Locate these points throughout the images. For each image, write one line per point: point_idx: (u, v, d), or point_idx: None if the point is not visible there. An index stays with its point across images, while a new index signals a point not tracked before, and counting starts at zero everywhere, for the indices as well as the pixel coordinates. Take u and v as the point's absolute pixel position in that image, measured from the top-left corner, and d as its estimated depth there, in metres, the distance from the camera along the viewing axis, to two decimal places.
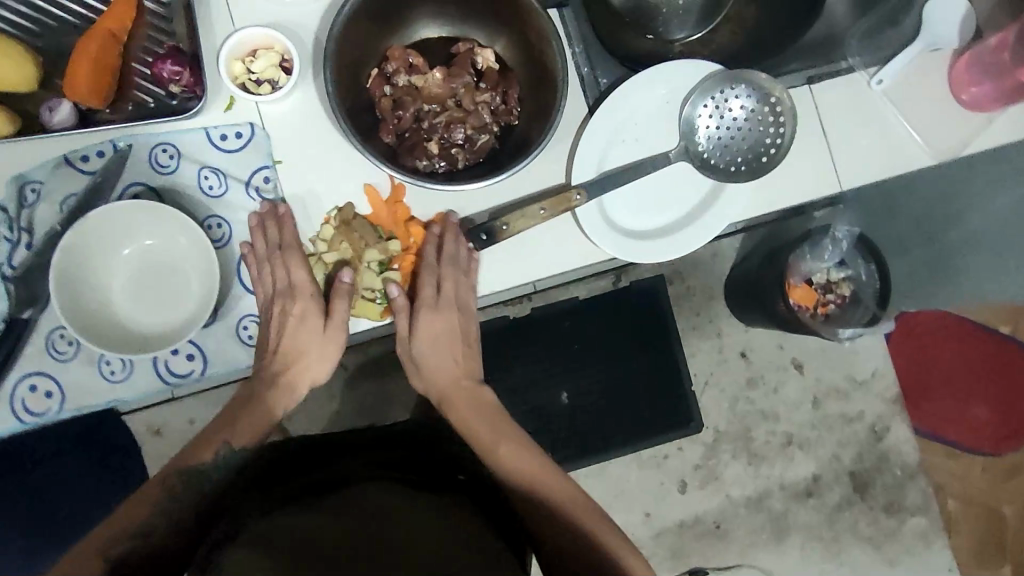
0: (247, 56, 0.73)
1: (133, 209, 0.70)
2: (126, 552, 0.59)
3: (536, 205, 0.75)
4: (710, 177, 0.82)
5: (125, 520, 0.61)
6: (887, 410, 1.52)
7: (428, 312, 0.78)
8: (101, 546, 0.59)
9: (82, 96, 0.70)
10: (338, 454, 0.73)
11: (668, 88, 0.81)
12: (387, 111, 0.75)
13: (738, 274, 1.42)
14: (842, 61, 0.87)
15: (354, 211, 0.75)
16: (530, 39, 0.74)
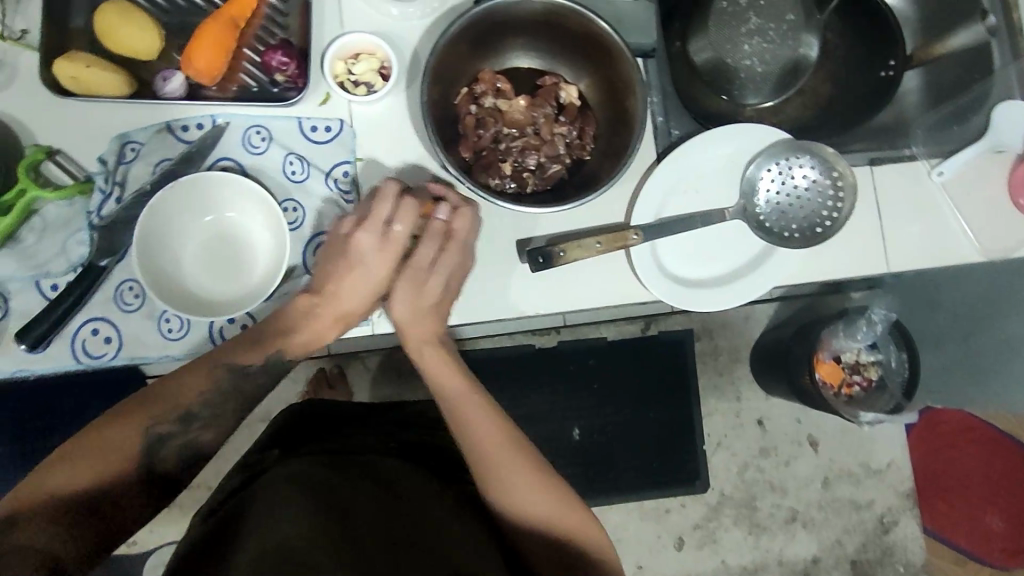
0: (349, 58, 0.78)
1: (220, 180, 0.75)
2: (172, 433, 0.64)
3: (593, 238, 0.78)
4: (764, 239, 0.84)
5: (160, 412, 0.64)
6: (898, 503, 1.50)
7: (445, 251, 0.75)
8: (98, 453, 0.60)
9: (195, 71, 0.75)
10: (338, 442, 0.81)
11: (735, 148, 0.85)
12: (469, 128, 0.79)
13: (767, 342, 1.44)
14: (905, 148, 0.90)
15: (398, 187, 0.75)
16: (614, 83, 0.78)
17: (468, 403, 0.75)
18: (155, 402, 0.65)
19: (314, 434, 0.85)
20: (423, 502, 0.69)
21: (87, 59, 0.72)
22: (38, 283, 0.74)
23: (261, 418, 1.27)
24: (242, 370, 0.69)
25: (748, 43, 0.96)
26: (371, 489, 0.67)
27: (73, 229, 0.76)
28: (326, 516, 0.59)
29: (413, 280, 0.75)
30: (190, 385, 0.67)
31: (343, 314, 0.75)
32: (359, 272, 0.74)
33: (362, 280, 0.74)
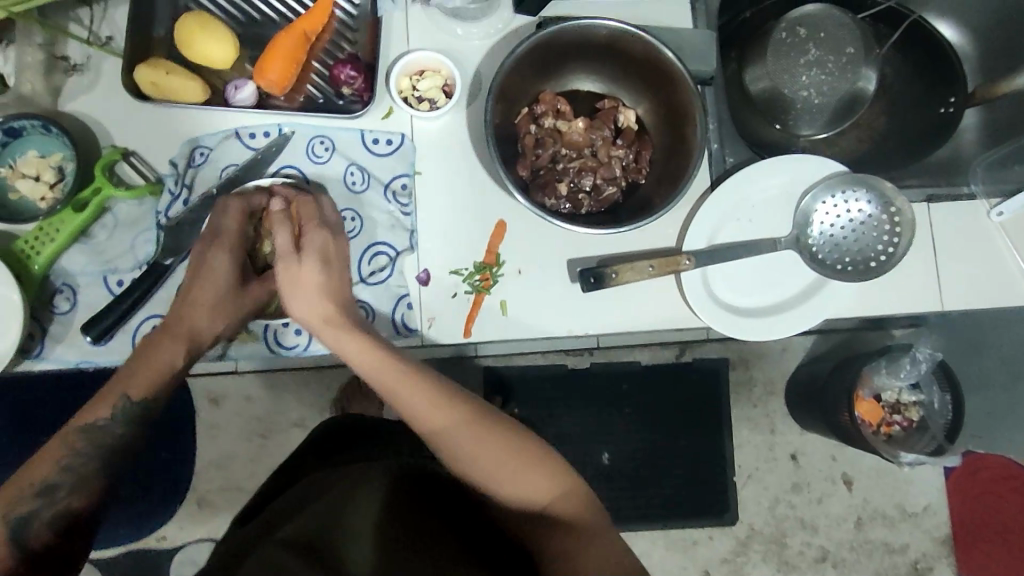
0: (414, 74, 0.81)
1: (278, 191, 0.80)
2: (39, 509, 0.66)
3: (646, 261, 0.78)
4: (817, 271, 0.83)
5: (21, 490, 0.66)
6: (933, 549, 1.46)
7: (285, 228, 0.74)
8: None
9: (267, 82, 0.78)
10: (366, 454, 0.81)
11: (790, 178, 0.85)
12: (528, 147, 0.80)
13: (805, 376, 1.41)
14: (964, 186, 0.89)
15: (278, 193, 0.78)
16: (674, 109, 0.79)
17: (417, 399, 0.68)
18: (15, 483, 0.67)
19: (352, 442, 0.88)
20: (423, 493, 0.68)
21: (166, 66, 0.75)
22: (106, 278, 0.77)
23: (294, 423, 1.28)
24: (93, 425, 0.70)
25: (806, 74, 0.94)
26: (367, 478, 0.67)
27: (142, 228, 0.79)
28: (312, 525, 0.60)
29: (287, 289, 0.73)
30: (38, 463, 0.68)
31: (196, 338, 0.75)
32: (201, 289, 0.74)
33: (202, 298, 0.74)
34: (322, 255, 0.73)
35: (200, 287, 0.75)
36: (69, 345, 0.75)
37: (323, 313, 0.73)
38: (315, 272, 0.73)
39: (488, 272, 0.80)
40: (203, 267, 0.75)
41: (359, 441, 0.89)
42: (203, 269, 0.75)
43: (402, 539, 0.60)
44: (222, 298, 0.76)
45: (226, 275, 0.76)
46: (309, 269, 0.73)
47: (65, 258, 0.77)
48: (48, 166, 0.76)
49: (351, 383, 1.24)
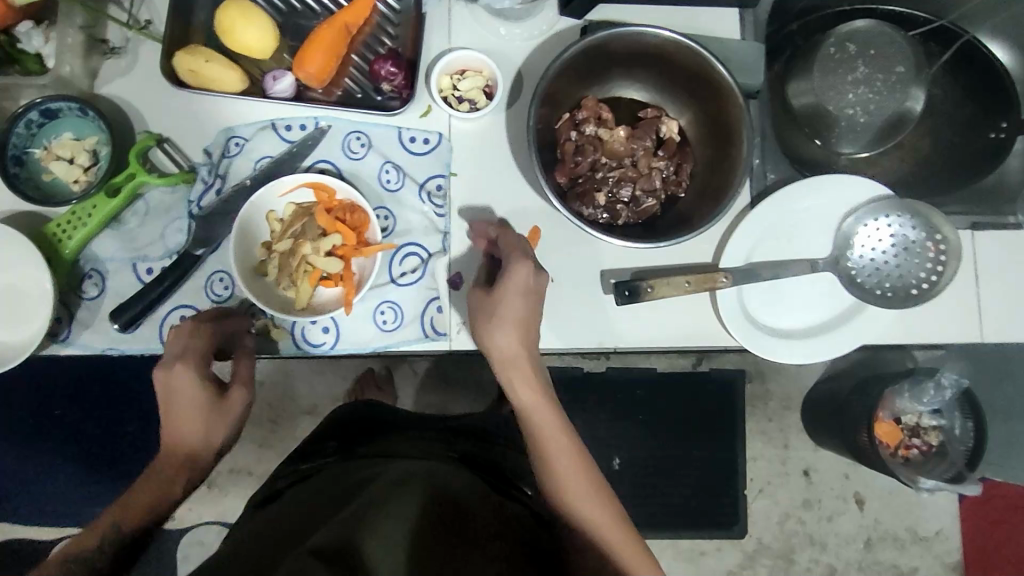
0: (455, 74, 0.79)
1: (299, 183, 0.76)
2: None
3: (683, 277, 0.77)
4: (855, 295, 0.81)
5: None
6: (943, 574, 1.44)
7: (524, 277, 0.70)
8: None
9: (306, 73, 0.76)
10: (392, 452, 0.79)
11: (832, 198, 0.83)
12: (567, 154, 0.79)
13: (824, 392, 1.38)
14: (1010, 215, 0.86)
15: (328, 192, 0.76)
16: (720, 122, 0.77)
17: (552, 428, 0.70)
18: None
19: (372, 436, 0.87)
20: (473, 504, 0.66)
21: (205, 53, 0.74)
22: (135, 266, 0.76)
23: (306, 412, 1.28)
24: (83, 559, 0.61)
25: (852, 93, 0.90)
26: (402, 487, 0.64)
27: (173, 216, 0.78)
28: (342, 530, 0.57)
29: (488, 316, 0.70)
30: None
31: (186, 459, 0.69)
32: (174, 414, 0.68)
33: (181, 418, 0.68)
34: (529, 293, 0.70)
35: (171, 411, 0.68)
36: (96, 330, 0.75)
37: (518, 347, 0.71)
38: (523, 309, 0.70)
39: None
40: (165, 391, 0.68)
41: (376, 434, 0.87)
42: (168, 394, 0.68)
43: (436, 554, 0.56)
44: (208, 417, 0.69)
45: (191, 391, 0.68)
46: (524, 310, 0.70)
47: (95, 243, 0.76)
48: (82, 149, 0.75)
49: (365, 375, 1.24)
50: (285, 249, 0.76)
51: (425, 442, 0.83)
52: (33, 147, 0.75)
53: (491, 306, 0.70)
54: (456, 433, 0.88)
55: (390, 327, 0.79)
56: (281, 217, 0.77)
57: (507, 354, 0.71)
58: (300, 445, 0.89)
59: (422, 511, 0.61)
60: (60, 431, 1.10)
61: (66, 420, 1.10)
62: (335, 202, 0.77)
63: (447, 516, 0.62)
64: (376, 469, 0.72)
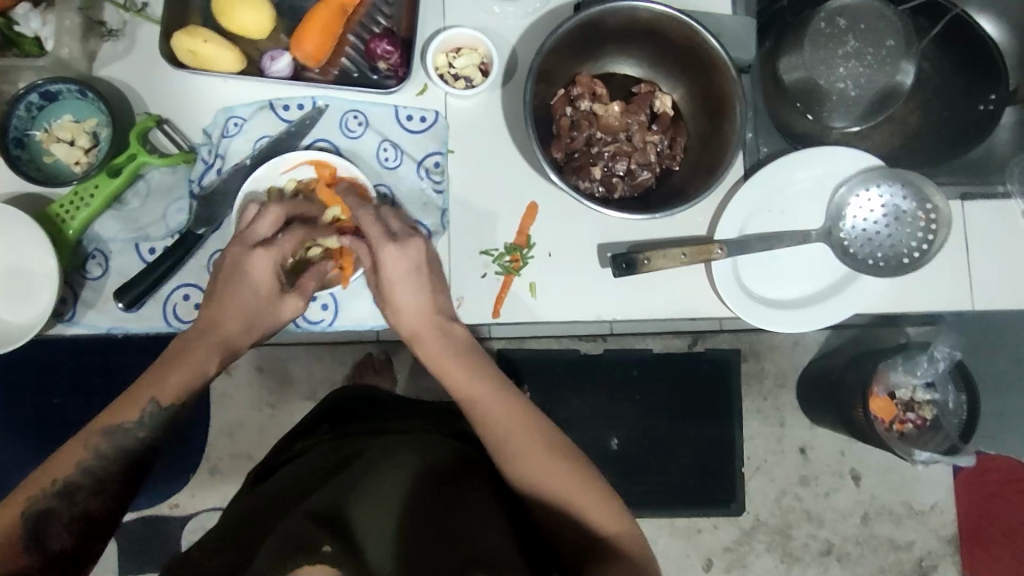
0: (451, 51, 0.80)
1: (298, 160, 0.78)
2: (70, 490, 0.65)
3: (679, 249, 0.78)
4: (849, 265, 0.83)
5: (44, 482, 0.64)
6: (939, 547, 1.46)
7: (393, 249, 0.73)
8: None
9: (303, 54, 0.77)
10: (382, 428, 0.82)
11: (825, 170, 0.84)
12: (563, 129, 0.80)
13: (816, 371, 1.41)
14: (999, 185, 0.88)
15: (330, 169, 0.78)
16: (712, 95, 0.78)
17: (499, 424, 0.71)
18: (33, 480, 0.64)
19: (364, 414, 0.88)
20: (454, 485, 0.69)
21: (204, 33, 0.74)
22: (138, 246, 0.77)
23: (307, 397, 1.29)
24: (119, 428, 0.67)
25: (843, 66, 0.91)
26: (389, 464, 0.68)
27: (175, 197, 0.79)
28: (332, 497, 0.61)
29: (382, 293, 0.75)
30: (60, 458, 0.65)
31: (229, 339, 0.73)
32: (240, 286, 0.72)
33: (243, 295, 0.73)
34: (405, 274, 0.74)
35: (229, 290, 0.72)
36: (101, 310, 0.76)
37: (419, 314, 0.75)
38: (409, 281, 0.74)
39: (518, 253, 0.79)
40: (240, 264, 0.73)
41: (369, 412, 0.89)
42: (240, 269, 0.73)
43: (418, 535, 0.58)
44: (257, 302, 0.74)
45: (265, 268, 0.73)
46: (409, 292, 0.74)
47: (98, 224, 0.77)
48: (82, 131, 0.76)
49: (364, 359, 1.25)
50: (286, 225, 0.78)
51: (416, 420, 0.85)
52: (33, 129, 0.75)
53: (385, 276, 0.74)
54: (445, 412, 0.91)
55: None
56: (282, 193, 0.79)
57: (413, 326, 0.75)
58: (298, 425, 0.91)
59: (409, 487, 0.65)
60: (63, 418, 1.10)
61: (69, 407, 1.10)
62: (336, 178, 0.78)
63: (433, 494, 0.66)
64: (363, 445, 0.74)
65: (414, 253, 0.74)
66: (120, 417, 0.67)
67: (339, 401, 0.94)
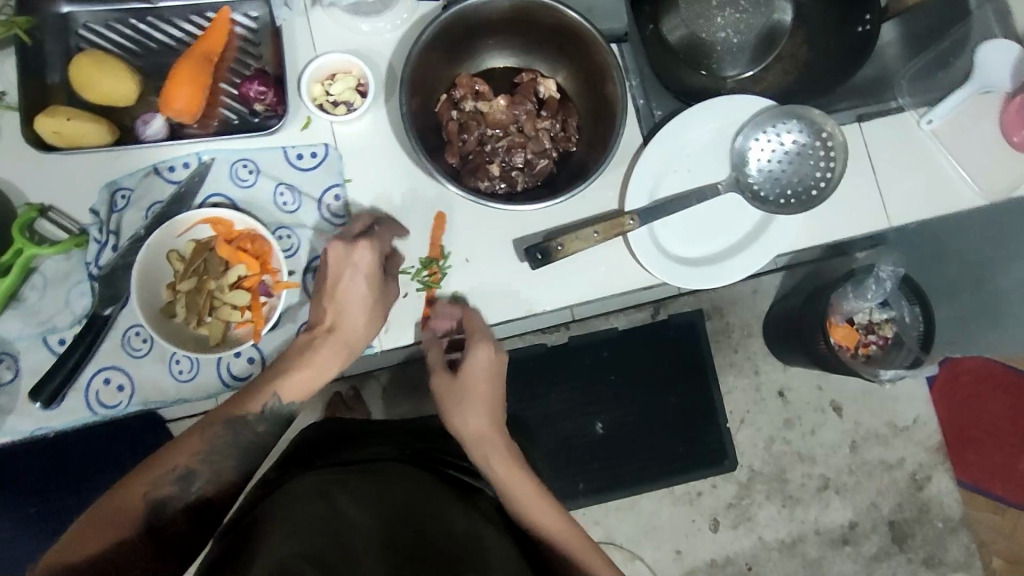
0: (326, 79, 0.79)
1: (191, 222, 0.75)
2: (194, 472, 0.66)
3: (590, 228, 0.78)
4: (760, 209, 0.84)
5: (164, 468, 0.65)
6: (929, 459, 1.45)
7: (484, 350, 0.76)
8: (108, 532, 0.60)
9: (175, 111, 0.75)
10: (352, 459, 0.79)
11: (722, 121, 0.84)
12: (452, 134, 0.80)
13: (777, 313, 1.39)
14: (892, 101, 0.89)
15: (226, 223, 0.76)
16: (590, 70, 0.78)
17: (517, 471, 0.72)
18: (151, 469, 0.65)
19: (330, 451, 0.84)
20: (435, 513, 0.67)
21: (65, 111, 0.73)
22: (46, 340, 0.75)
23: (276, 453, 1.24)
24: (240, 417, 0.69)
25: (721, 16, 1.00)
26: (365, 501, 0.65)
27: (73, 282, 0.76)
28: (314, 540, 0.58)
29: (455, 401, 0.75)
30: (182, 446, 0.67)
31: (346, 342, 0.74)
32: (351, 285, 0.74)
33: (348, 301, 0.74)
34: (492, 377, 0.77)
35: (338, 293, 0.74)
36: (19, 413, 0.74)
37: (491, 424, 0.75)
38: (490, 391, 0.76)
39: (435, 266, 0.78)
40: (348, 263, 0.74)
41: (335, 446, 0.86)
42: (346, 267, 0.74)
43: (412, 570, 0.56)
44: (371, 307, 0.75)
45: (371, 267, 0.74)
46: (483, 395, 0.76)
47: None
48: None
49: (334, 399, 1.21)
50: (190, 288, 0.75)
51: (380, 449, 0.82)
52: None
53: (463, 383, 0.75)
54: (415, 435, 0.89)
55: None
56: (183, 255, 0.77)
57: (481, 433, 0.75)
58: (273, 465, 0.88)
59: (384, 511, 0.64)
60: (11, 530, 1.04)
61: (16, 517, 1.04)
62: (234, 232, 0.76)
63: (416, 522, 0.64)
64: (333, 476, 0.71)
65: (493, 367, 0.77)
66: (244, 409, 0.70)
67: (306, 439, 0.90)
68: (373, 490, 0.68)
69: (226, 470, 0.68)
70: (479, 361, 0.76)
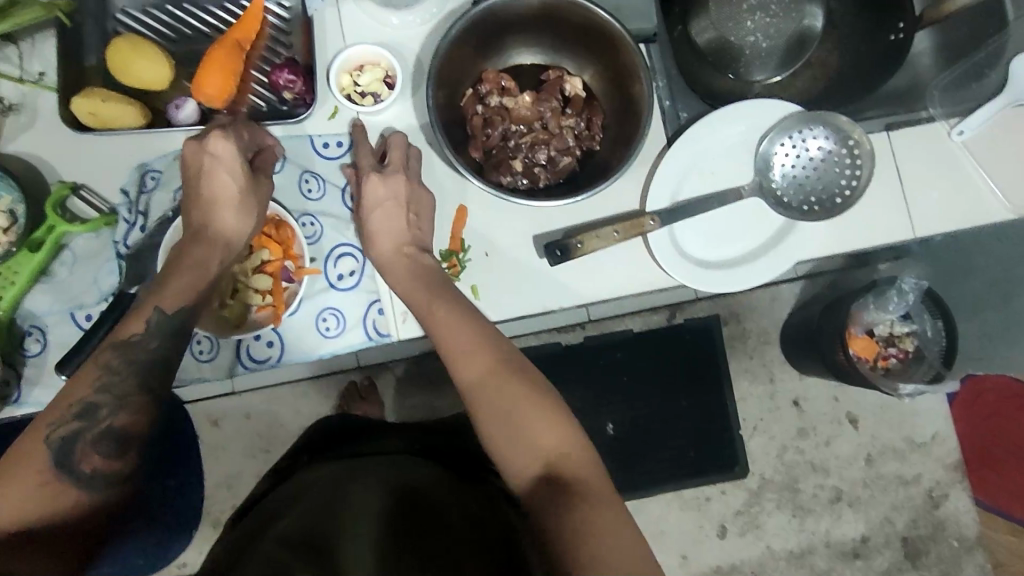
0: (354, 70, 0.79)
1: None
2: (101, 404, 0.61)
3: (610, 227, 0.78)
4: (784, 215, 0.83)
5: (62, 408, 0.60)
6: (946, 476, 1.43)
7: (375, 176, 0.76)
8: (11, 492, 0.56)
9: (207, 96, 0.77)
10: (369, 448, 0.81)
11: (747, 125, 0.84)
12: (477, 128, 0.80)
13: (796, 322, 1.37)
14: (922, 110, 0.88)
15: None
16: (617, 70, 0.78)
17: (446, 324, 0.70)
18: (50, 410, 0.60)
19: (341, 445, 0.85)
20: (433, 488, 0.68)
21: (102, 93, 0.75)
22: (73, 315, 0.77)
23: (290, 438, 1.25)
24: (128, 339, 0.64)
25: (750, 19, 0.98)
26: (363, 479, 0.68)
27: (102, 261, 0.78)
28: (309, 524, 0.61)
29: (365, 226, 0.77)
30: (76, 382, 0.61)
31: (226, 236, 0.72)
32: (211, 179, 0.72)
33: (219, 198, 0.72)
34: (398, 202, 0.76)
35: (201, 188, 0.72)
36: (44, 386, 0.76)
37: (395, 247, 0.76)
38: (400, 209, 0.76)
39: (455, 258, 0.79)
40: (204, 154, 0.72)
41: (355, 437, 0.87)
42: (206, 159, 0.72)
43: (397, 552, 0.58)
44: (242, 196, 0.73)
45: (233, 157, 0.72)
46: (395, 216, 0.76)
47: (29, 300, 0.77)
48: None
49: (349, 388, 1.23)
50: None
51: (396, 440, 0.84)
52: None
53: (363, 208, 0.77)
54: (435, 428, 0.90)
55: (334, 333, 0.80)
56: None
57: (388, 257, 0.76)
58: (289, 451, 0.90)
59: (379, 487, 0.66)
60: None
61: None
62: None
63: (410, 497, 0.65)
64: (344, 462, 0.73)
65: (398, 188, 0.76)
66: (127, 329, 0.65)
67: (325, 428, 0.92)
68: (374, 469, 0.70)
69: (136, 394, 0.63)
70: (382, 190, 0.76)
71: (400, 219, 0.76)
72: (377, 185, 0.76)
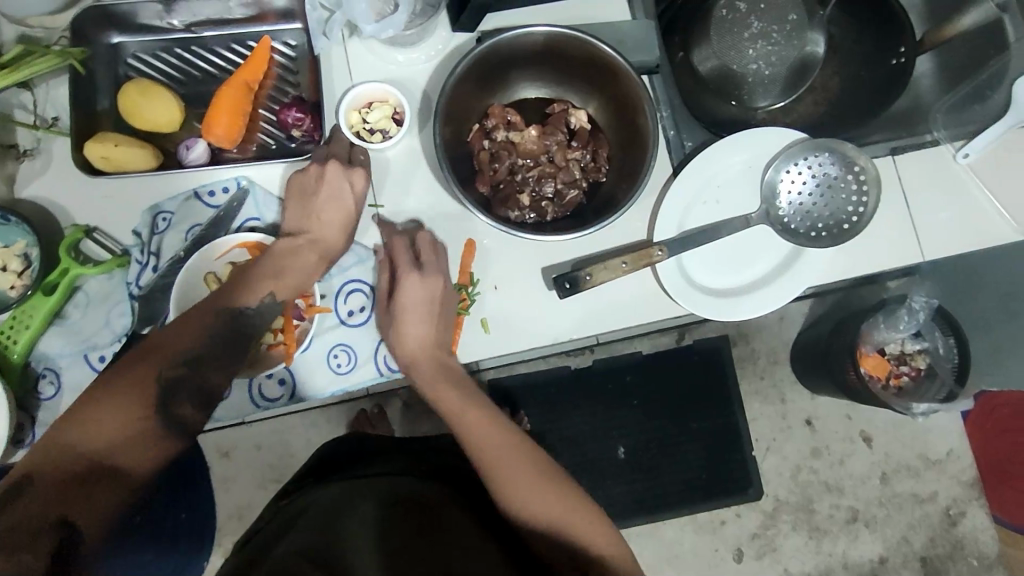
0: (363, 107, 0.80)
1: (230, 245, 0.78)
2: (200, 355, 0.68)
3: (619, 258, 0.79)
4: (791, 241, 0.83)
5: (172, 351, 0.67)
6: (963, 494, 1.41)
7: (411, 277, 0.75)
8: (113, 414, 0.61)
9: (216, 137, 0.78)
10: (369, 470, 0.82)
11: (752, 154, 0.84)
12: (484, 163, 0.81)
13: (806, 340, 1.36)
14: (927, 133, 0.87)
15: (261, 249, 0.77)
16: (621, 103, 0.79)
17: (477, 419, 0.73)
18: (159, 351, 0.66)
19: (343, 470, 0.84)
20: (437, 512, 0.70)
21: (114, 138, 0.76)
22: (87, 357, 0.77)
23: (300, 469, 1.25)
24: (235, 311, 0.70)
25: (752, 48, 0.98)
26: (369, 503, 0.69)
27: (114, 301, 0.79)
28: (314, 541, 0.62)
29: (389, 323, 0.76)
30: (182, 332, 0.68)
31: (327, 249, 0.76)
32: (331, 197, 0.75)
33: (325, 219, 0.76)
34: (430, 303, 0.75)
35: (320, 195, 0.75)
36: None
37: (426, 346, 0.76)
38: (430, 315, 0.75)
39: (464, 293, 0.79)
40: (343, 183, 0.75)
41: (355, 461, 0.87)
42: (329, 183, 0.76)
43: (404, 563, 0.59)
44: (351, 217, 0.77)
45: (362, 192, 0.77)
46: (424, 319, 0.75)
47: (43, 342, 0.77)
48: (13, 255, 0.76)
49: (358, 417, 1.22)
50: None
51: (394, 462, 0.84)
52: None
53: (396, 307, 0.76)
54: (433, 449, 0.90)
55: (345, 370, 0.80)
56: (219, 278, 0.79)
57: (414, 351, 0.76)
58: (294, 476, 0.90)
59: (385, 509, 0.67)
60: None
61: None
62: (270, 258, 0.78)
63: (416, 519, 0.67)
64: (346, 486, 0.74)
65: (431, 292, 0.76)
66: (240, 303, 0.71)
67: (326, 454, 0.92)
68: (378, 492, 0.71)
69: (229, 359, 0.70)
70: (414, 291, 0.75)
71: (429, 321, 0.75)
72: (410, 285, 0.75)
